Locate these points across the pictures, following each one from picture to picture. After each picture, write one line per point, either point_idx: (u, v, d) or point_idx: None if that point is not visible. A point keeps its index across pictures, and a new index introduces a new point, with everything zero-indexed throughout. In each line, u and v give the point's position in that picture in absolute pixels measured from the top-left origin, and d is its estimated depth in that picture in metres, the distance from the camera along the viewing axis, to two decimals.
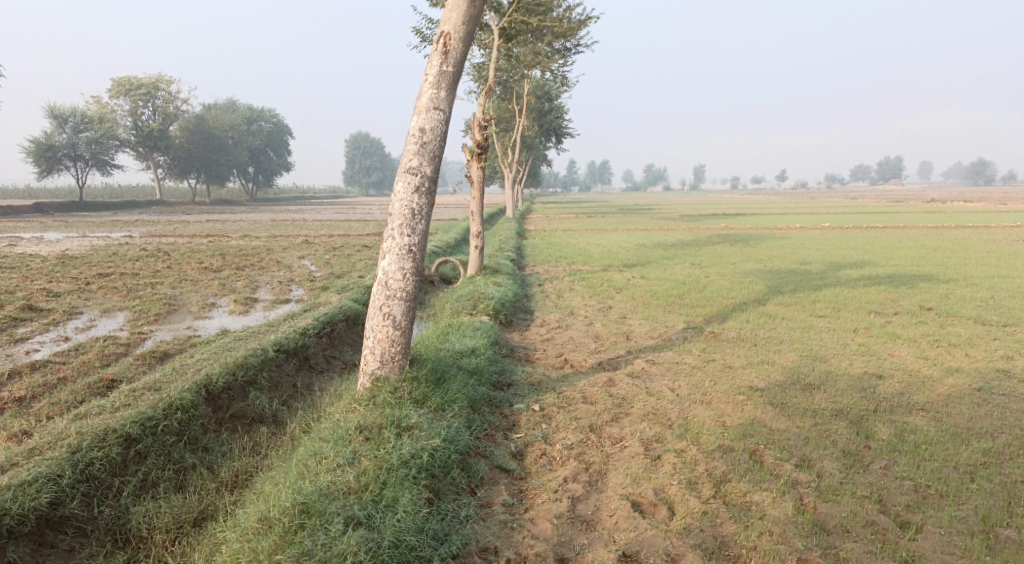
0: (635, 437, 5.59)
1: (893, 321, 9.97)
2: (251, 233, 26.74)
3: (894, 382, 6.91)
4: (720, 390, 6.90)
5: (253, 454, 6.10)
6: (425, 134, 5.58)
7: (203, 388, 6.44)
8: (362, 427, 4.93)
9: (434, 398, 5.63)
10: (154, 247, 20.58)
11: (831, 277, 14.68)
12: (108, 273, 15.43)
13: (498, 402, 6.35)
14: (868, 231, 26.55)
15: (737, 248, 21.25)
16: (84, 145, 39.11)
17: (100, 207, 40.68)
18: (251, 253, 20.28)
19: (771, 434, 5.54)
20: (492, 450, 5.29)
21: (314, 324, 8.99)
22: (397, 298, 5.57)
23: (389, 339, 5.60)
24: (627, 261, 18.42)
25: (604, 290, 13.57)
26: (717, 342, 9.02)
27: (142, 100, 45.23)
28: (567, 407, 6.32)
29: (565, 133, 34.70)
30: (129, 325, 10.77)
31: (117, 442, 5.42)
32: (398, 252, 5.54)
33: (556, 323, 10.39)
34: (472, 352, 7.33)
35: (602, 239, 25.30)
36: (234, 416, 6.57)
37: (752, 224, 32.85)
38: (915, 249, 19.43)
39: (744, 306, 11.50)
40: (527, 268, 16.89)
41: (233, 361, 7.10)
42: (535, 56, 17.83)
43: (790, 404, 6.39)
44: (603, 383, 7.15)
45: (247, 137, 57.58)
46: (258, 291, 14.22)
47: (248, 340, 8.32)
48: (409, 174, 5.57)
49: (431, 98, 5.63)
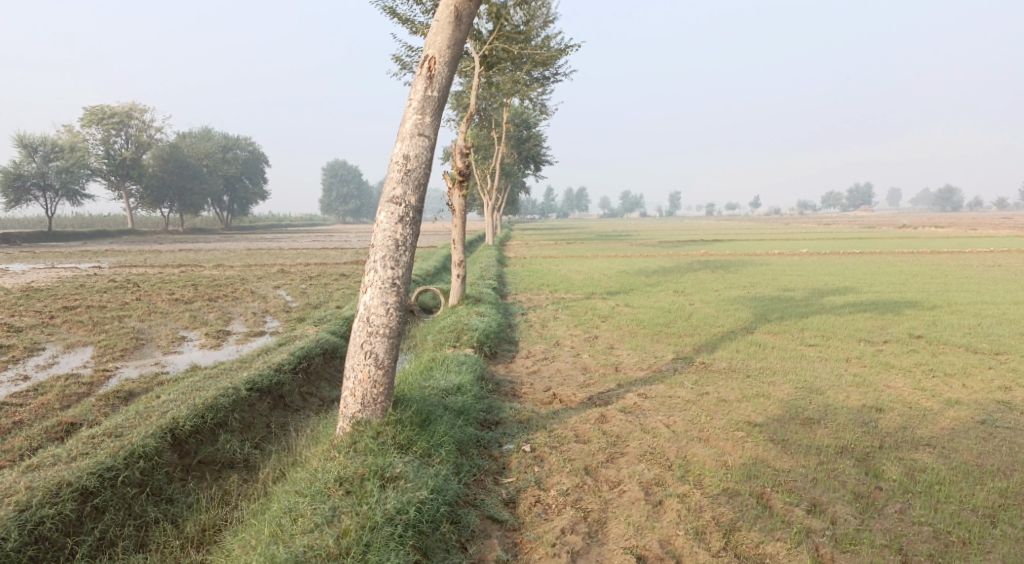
0: (634, 480, 5.26)
1: (884, 350, 9.87)
2: (226, 262, 26.13)
3: (895, 416, 6.75)
4: (717, 425, 6.62)
5: (222, 505, 5.63)
6: (410, 161, 5.31)
7: (169, 433, 5.96)
8: (342, 479, 4.53)
9: (419, 442, 5.25)
10: (124, 278, 19.92)
11: (816, 304, 14.62)
12: (73, 306, 14.78)
13: (487, 443, 5.97)
14: (847, 257, 26.81)
15: (719, 275, 21.24)
16: (54, 174, 38.30)
17: (70, 238, 39.67)
18: (224, 283, 19.68)
19: (777, 475, 5.27)
20: (482, 499, 4.91)
21: (289, 359, 8.56)
22: (379, 335, 5.22)
23: (371, 379, 5.23)
24: (610, 288, 18.24)
25: (589, 319, 13.32)
26: (709, 374, 8.76)
27: (114, 128, 44.55)
28: (559, 447, 5.98)
29: (543, 161, 34.78)
30: (94, 362, 10.20)
31: (72, 497, 4.94)
32: (381, 285, 5.21)
33: (542, 355, 10.06)
34: (457, 390, 6.95)
35: (583, 266, 25.15)
36: (202, 462, 6.10)
37: (731, 250, 33.06)
38: (896, 275, 19.59)
39: (732, 335, 11.31)
40: (510, 297, 16.60)
41: (203, 402, 6.64)
42: (514, 84, 17.78)
43: (792, 440, 6.13)
44: (595, 420, 6.81)
45: (223, 165, 56.97)
46: (232, 324, 13.72)
47: (219, 377, 7.85)
48: (392, 204, 5.27)
49: (415, 123, 5.36)
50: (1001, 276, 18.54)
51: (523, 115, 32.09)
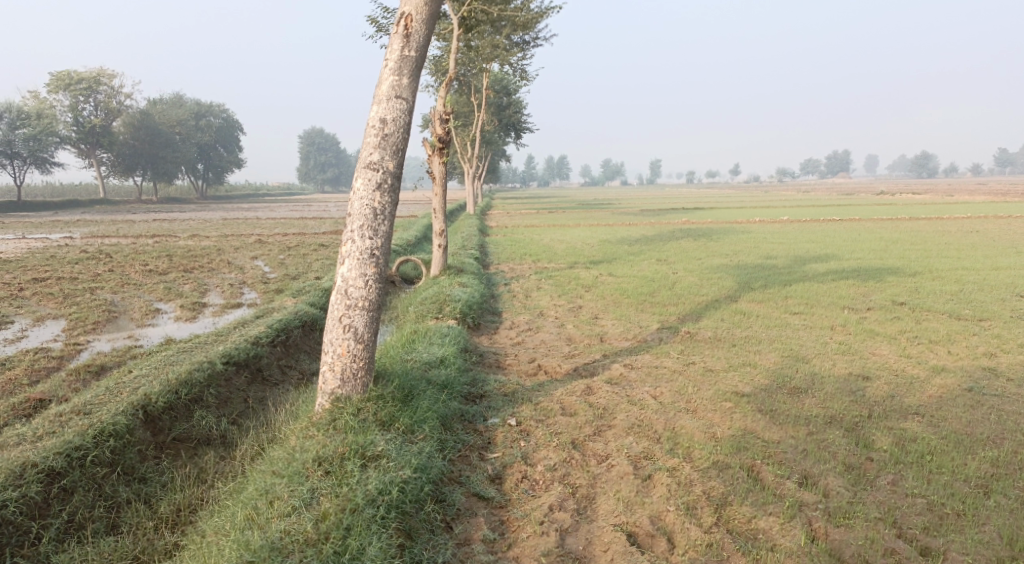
0: (622, 454, 5.14)
1: (868, 317, 9.86)
2: (201, 232, 25.48)
3: (882, 384, 6.78)
4: (704, 396, 6.54)
5: (198, 483, 5.41)
6: (387, 125, 5.02)
7: (141, 410, 5.71)
8: (321, 459, 4.34)
9: (401, 418, 5.06)
10: (95, 249, 19.30)
11: (799, 271, 14.61)
12: (43, 278, 14.27)
13: (471, 417, 5.81)
14: (826, 224, 26.93)
15: (701, 243, 21.19)
16: (21, 142, 36.89)
17: (39, 207, 38.45)
18: (200, 254, 19.16)
19: (766, 446, 5.22)
20: (468, 475, 4.76)
21: (267, 332, 8.30)
22: (358, 308, 4.99)
23: (350, 354, 5.01)
24: (593, 257, 18.09)
25: (573, 288, 13.17)
26: (694, 343, 8.68)
27: (83, 94, 42.92)
28: (545, 420, 5.84)
29: (524, 128, 34.27)
30: (65, 336, 9.83)
31: (37, 478, 4.69)
32: (359, 256, 4.96)
33: (526, 326, 9.90)
34: (440, 363, 6.76)
35: (566, 235, 24.94)
36: (177, 439, 5.86)
37: (713, 217, 33.07)
38: (876, 242, 19.71)
39: (717, 304, 11.24)
40: (492, 267, 16.38)
41: (176, 377, 6.37)
42: (494, 49, 17.33)
43: (779, 410, 6.07)
44: (582, 392, 6.69)
45: (196, 133, 55.43)
46: (208, 295, 13.34)
47: (193, 351, 7.57)
48: (369, 170, 4.98)
49: (392, 85, 5.05)
50: (979, 242, 18.73)
51: (504, 81, 31.45)
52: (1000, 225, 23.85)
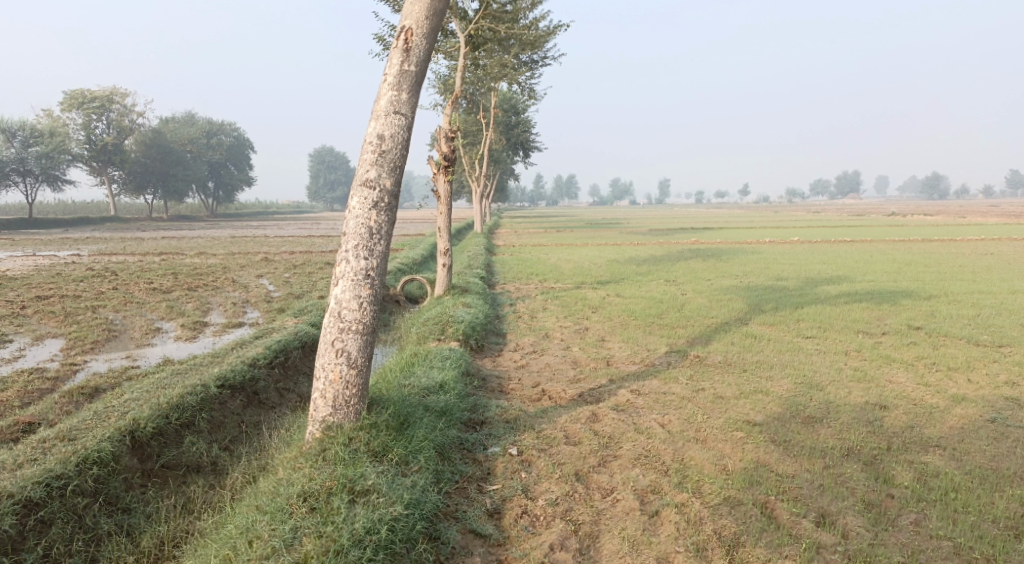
0: (628, 487, 4.89)
1: (883, 342, 9.57)
2: (209, 250, 25.48)
3: (900, 414, 6.49)
4: (715, 425, 6.27)
5: (184, 514, 5.21)
6: (384, 141, 4.86)
7: (128, 435, 5.53)
8: (307, 494, 4.12)
9: (395, 448, 4.83)
10: (102, 267, 19.30)
11: (810, 293, 14.31)
12: (46, 296, 14.20)
13: (470, 445, 5.57)
14: (837, 245, 26.63)
15: (710, 264, 20.94)
16: (34, 160, 37.30)
17: (50, 224, 38.73)
18: (206, 272, 19.10)
19: (780, 481, 4.97)
20: (464, 510, 4.52)
21: (265, 353, 8.12)
22: (351, 331, 4.79)
23: (342, 380, 4.80)
24: (600, 278, 17.87)
25: (580, 310, 12.94)
26: (703, 368, 8.41)
27: (95, 113, 43.43)
28: (548, 450, 5.60)
29: (532, 147, 34.31)
30: (62, 355, 9.68)
31: (12, 510, 4.48)
32: (353, 277, 4.77)
33: (531, 348, 9.67)
34: (440, 388, 6.52)
35: (573, 254, 24.75)
36: (165, 466, 5.65)
37: (722, 238, 32.79)
38: (889, 264, 19.38)
39: (727, 327, 10.96)
40: (498, 286, 16.18)
41: (167, 400, 6.19)
42: (502, 69, 17.33)
43: (794, 441, 5.80)
44: (587, 419, 6.44)
45: (207, 151, 55.94)
46: (210, 314, 13.20)
47: (188, 373, 7.39)
48: (365, 188, 4.82)
49: (390, 101, 4.90)
50: (994, 265, 18.38)
51: (512, 101, 31.54)
52: (1015, 248, 23.47)
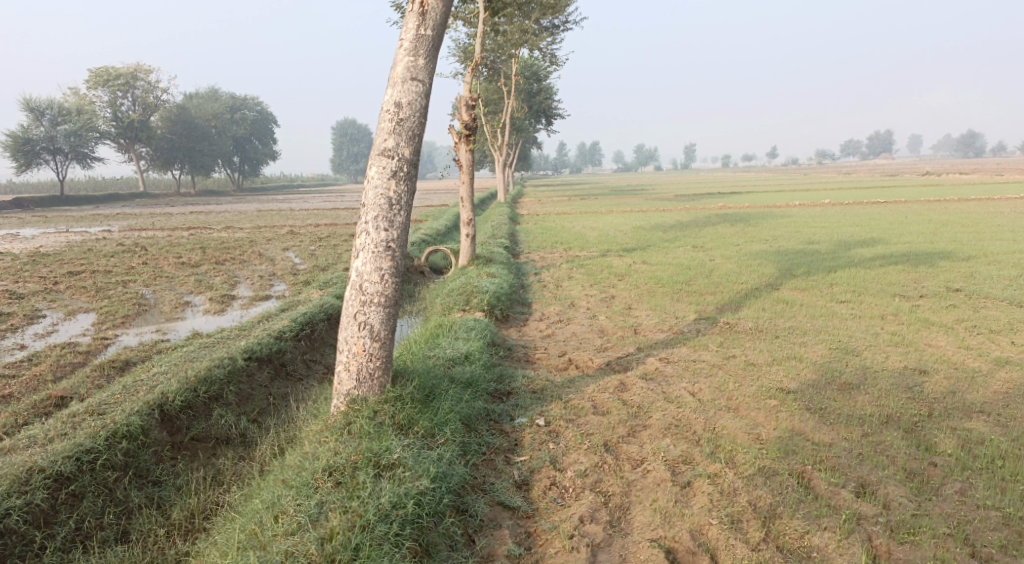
0: (659, 458, 4.79)
1: (921, 305, 9.23)
2: (235, 224, 25.73)
3: (941, 379, 6.25)
4: (747, 393, 6.10)
5: (214, 486, 5.29)
6: (402, 109, 4.70)
7: (157, 409, 5.64)
8: (332, 469, 4.09)
9: (421, 421, 4.78)
10: (132, 242, 19.59)
11: (843, 256, 13.90)
12: (79, 272, 14.46)
13: (497, 416, 5.51)
14: (870, 207, 25.84)
15: (738, 228, 20.47)
16: (63, 138, 37.85)
17: (82, 201, 39.49)
18: (232, 245, 19.27)
19: (817, 450, 4.81)
20: (492, 482, 4.46)
21: (291, 325, 8.15)
22: (373, 304, 4.70)
23: (366, 353, 4.74)
24: (626, 245, 17.60)
25: (605, 277, 12.75)
26: (734, 335, 8.21)
27: (121, 90, 43.81)
28: (576, 420, 5.51)
29: (555, 114, 33.77)
30: (94, 330, 9.86)
31: (43, 484, 4.57)
32: (374, 249, 4.67)
33: (557, 317, 9.54)
34: (465, 359, 6.45)
35: (598, 222, 24.40)
36: (194, 439, 5.78)
37: (750, 202, 32.07)
38: (925, 225, 18.73)
39: (757, 292, 10.69)
40: (522, 255, 16.03)
41: (194, 375, 6.27)
42: (524, 34, 16.93)
43: (830, 409, 5.62)
44: (615, 388, 6.32)
45: (231, 126, 56.20)
46: (237, 288, 13.32)
47: (215, 346, 7.46)
48: (384, 157, 4.68)
49: (407, 66, 4.72)
50: None
51: (534, 66, 30.96)
52: None
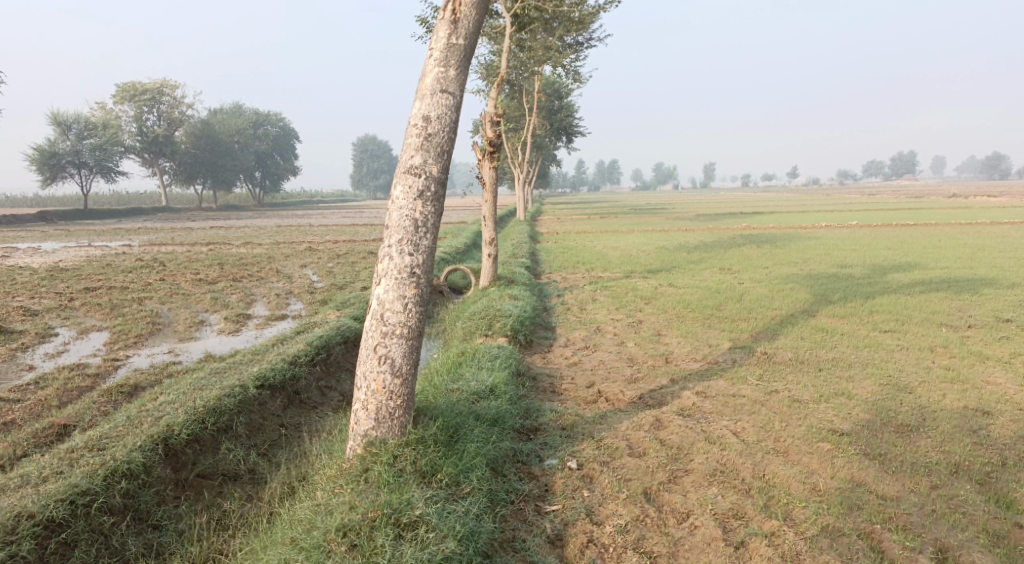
0: (707, 511, 4.35)
1: (972, 336, 8.65)
2: (254, 239, 25.66)
3: (1009, 422, 5.70)
4: (796, 434, 5.59)
5: (218, 531, 4.98)
6: (430, 124, 4.36)
7: (161, 443, 5.36)
8: (346, 528, 3.71)
9: (445, 466, 4.38)
10: (151, 257, 19.53)
11: (880, 282, 13.30)
12: (95, 287, 14.29)
13: (525, 457, 5.08)
14: (901, 229, 25.13)
15: (765, 250, 19.90)
16: (89, 152, 38.33)
17: (105, 214, 39.85)
18: (250, 262, 19.10)
19: (883, 504, 4.31)
20: (524, 539, 4.07)
21: (306, 349, 7.81)
22: (395, 336, 4.33)
23: (386, 390, 4.35)
24: (650, 266, 17.11)
25: (631, 301, 12.28)
26: (773, 366, 7.69)
27: (147, 105, 44.43)
28: (611, 462, 5.07)
29: (575, 132, 33.51)
30: (106, 350, 9.60)
31: (32, 533, 4.28)
32: (397, 275, 4.30)
33: (583, 343, 9.08)
34: (490, 393, 6.02)
35: (619, 242, 23.95)
36: (200, 475, 5.50)
37: (775, 222, 31.44)
38: (961, 248, 18.06)
39: (793, 319, 10.15)
40: (543, 276, 15.62)
41: (202, 405, 5.97)
42: (546, 52, 16.69)
43: (890, 455, 5.09)
44: (650, 426, 5.85)
45: (253, 141, 56.78)
46: (253, 306, 13.05)
47: (227, 371, 7.15)
48: (410, 175, 4.33)
49: (437, 78, 4.39)
50: None
51: (555, 84, 30.82)
52: None
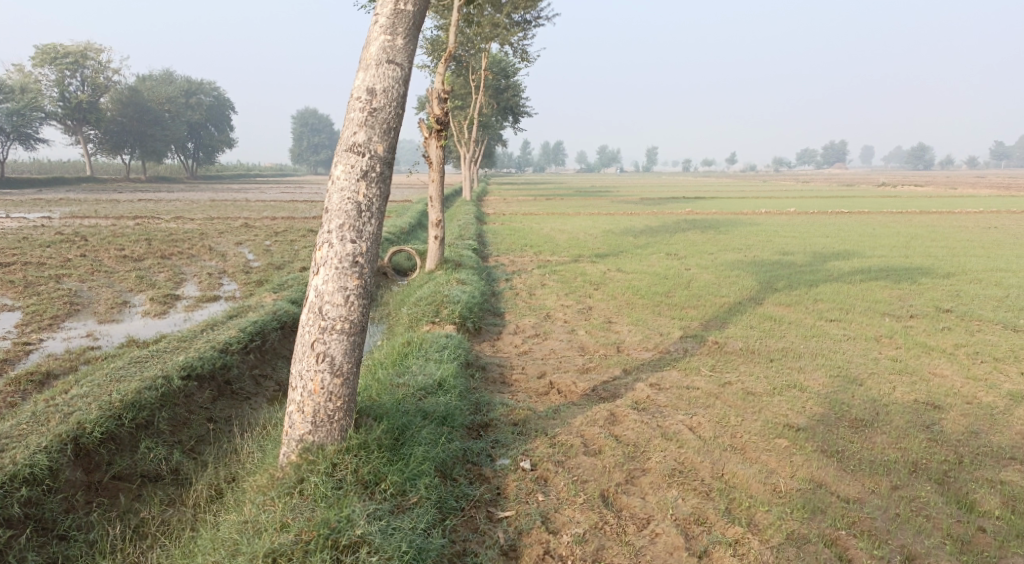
0: (669, 516, 4.15)
1: (914, 326, 8.82)
2: (186, 214, 24.24)
3: (958, 416, 5.76)
4: (752, 430, 5.43)
5: (135, 541, 4.43)
6: (376, 97, 3.90)
7: (70, 443, 4.76)
8: (276, 553, 3.31)
9: (389, 474, 4.02)
10: (71, 231, 18.08)
11: (822, 269, 13.54)
12: (6, 263, 13.05)
13: (476, 458, 4.74)
14: (837, 216, 25.92)
15: (710, 235, 20.11)
16: (4, 117, 35.40)
17: (22, 184, 37.00)
18: (181, 238, 17.93)
19: (846, 508, 4.27)
20: (475, 553, 3.78)
21: (238, 336, 7.22)
22: (335, 332, 3.88)
23: (324, 392, 3.92)
24: (598, 250, 16.97)
25: (581, 286, 12.06)
26: (725, 356, 7.58)
27: (69, 69, 41.38)
28: (566, 462, 4.79)
29: (523, 112, 33.08)
30: (15, 332, 8.69)
31: None
32: (337, 265, 3.85)
33: (533, 331, 8.76)
34: (438, 388, 5.64)
35: (567, 224, 23.78)
36: (117, 477, 4.91)
37: (719, 207, 31.95)
38: (896, 237, 18.70)
39: (741, 307, 10.16)
40: (491, 259, 15.25)
41: (119, 398, 5.36)
42: (495, 28, 16.18)
43: (848, 453, 5.01)
44: (604, 421, 5.59)
45: (186, 111, 53.85)
46: (183, 286, 12.17)
47: (149, 359, 6.50)
48: (352, 153, 3.86)
49: (383, 47, 3.92)
50: (1004, 240, 17.75)
51: (502, 62, 30.24)
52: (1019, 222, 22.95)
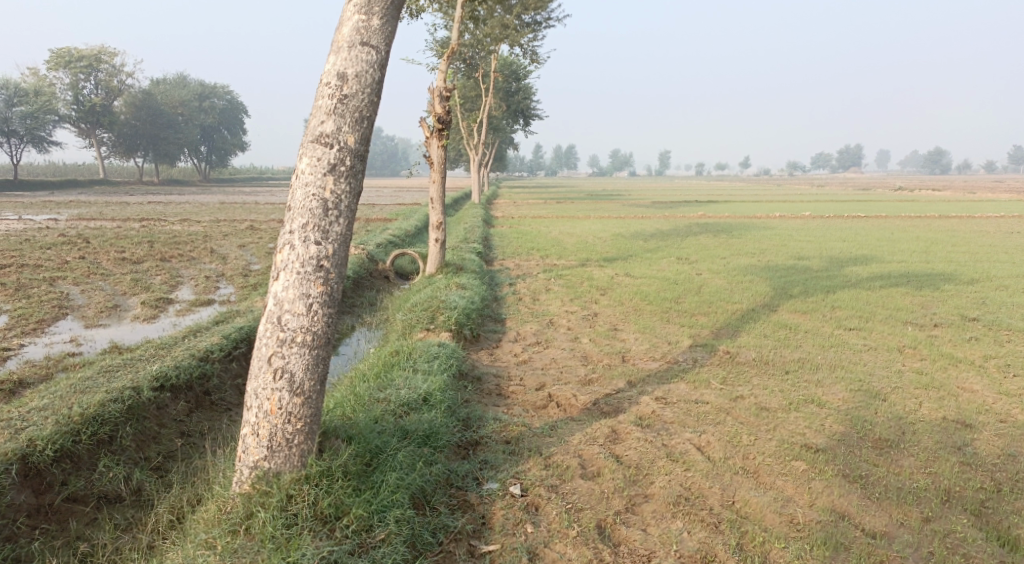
0: (672, 553, 3.70)
1: (939, 336, 8.29)
2: (193, 216, 24.07)
3: (992, 437, 5.25)
4: (767, 451, 4.95)
5: None
6: (347, 83, 3.48)
7: (17, 463, 4.39)
8: None
9: (354, 507, 3.62)
10: (75, 232, 17.86)
11: (839, 275, 12.99)
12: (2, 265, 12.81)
13: (461, 482, 4.32)
14: (853, 220, 25.30)
15: (722, 239, 19.57)
16: (18, 119, 35.40)
17: (35, 186, 37.05)
18: (184, 240, 17.64)
19: (872, 544, 3.81)
20: None
21: (220, 343, 6.84)
22: (295, 345, 3.49)
23: (283, 412, 3.53)
24: (606, 254, 16.49)
25: (586, 291, 11.61)
26: (737, 368, 7.08)
27: (83, 73, 41.50)
28: (561, 486, 4.34)
29: (533, 115, 32.73)
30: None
31: None
32: (298, 269, 3.44)
33: (534, 339, 8.31)
34: (424, 403, 5.22)
35: (575, 228, 23.29)
36: (70, 499, 4.54)
37: (731, 211, 31.40)
38: (915, 242, 18.09)
39: (755, 314, 9.65)
40: (495, 263, 14.81)
41: (80, 411, 4.99)
42: (503, 29, 15.78)
43: (873, 478, 4.53)
44: (605, 440, 5.13)
45: (199, 114, 53.97)
46: (179, 289, 11.85)
47: (121, 368, 6.13)
48: (318, 145, 3.45)
49: (356, 27, 3.50)
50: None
51: (513, 65, 29.93)
52: None
